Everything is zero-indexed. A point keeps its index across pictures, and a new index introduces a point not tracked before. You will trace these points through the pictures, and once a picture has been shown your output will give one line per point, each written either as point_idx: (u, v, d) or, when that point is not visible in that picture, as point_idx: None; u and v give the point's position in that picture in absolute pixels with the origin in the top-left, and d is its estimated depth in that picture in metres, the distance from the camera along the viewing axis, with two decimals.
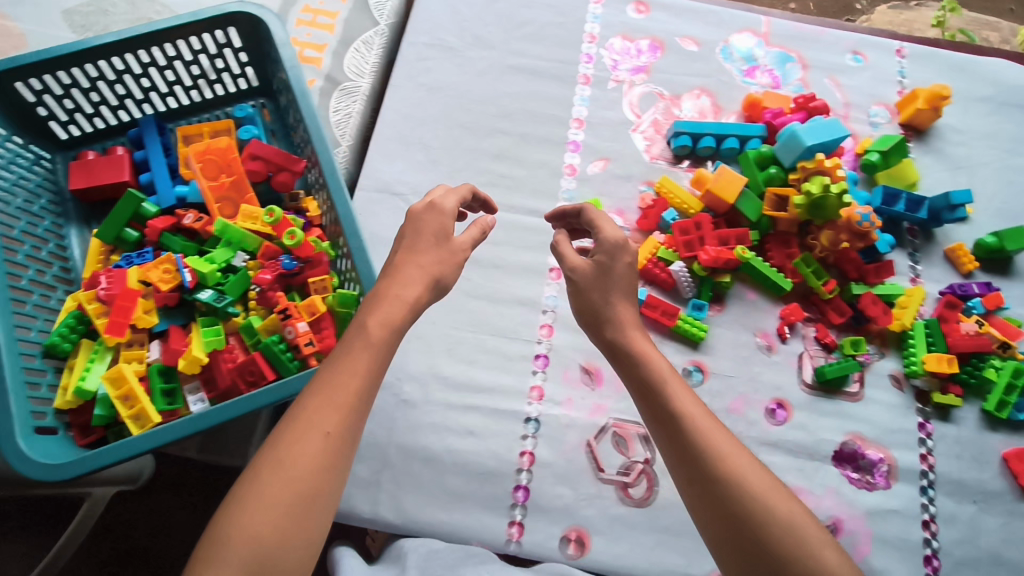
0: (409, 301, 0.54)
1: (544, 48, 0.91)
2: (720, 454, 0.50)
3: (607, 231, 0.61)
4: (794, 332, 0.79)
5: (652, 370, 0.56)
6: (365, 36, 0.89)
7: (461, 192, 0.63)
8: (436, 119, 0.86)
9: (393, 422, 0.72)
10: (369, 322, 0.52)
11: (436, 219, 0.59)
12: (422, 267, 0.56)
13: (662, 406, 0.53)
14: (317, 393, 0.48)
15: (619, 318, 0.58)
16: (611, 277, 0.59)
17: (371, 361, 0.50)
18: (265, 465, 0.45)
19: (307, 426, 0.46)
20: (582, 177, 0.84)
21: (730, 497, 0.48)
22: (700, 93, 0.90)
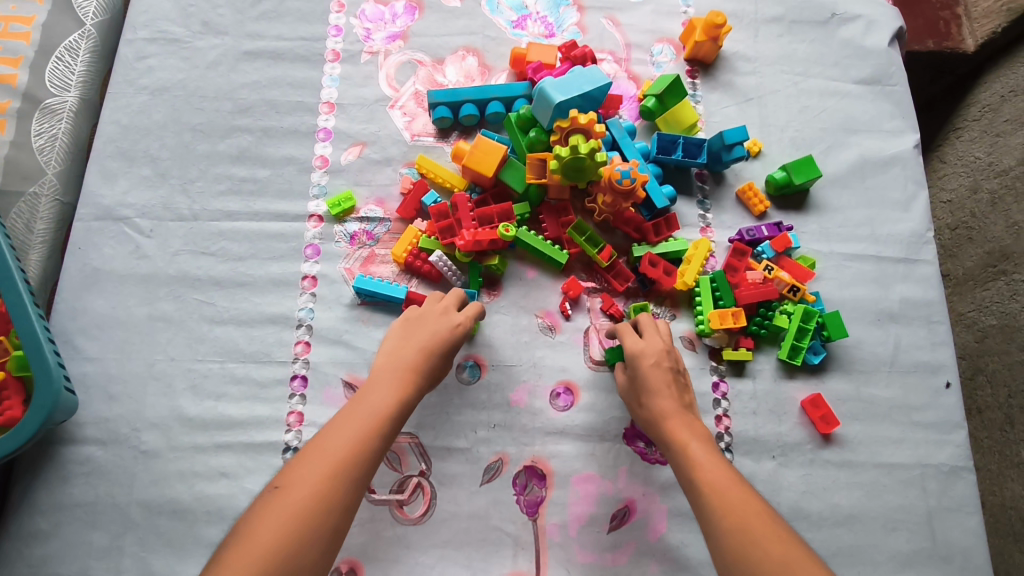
0: (415, 382, 0.60)
1: (285, 26, 0.81)
2: (710, 476, 0.54)
3: (637, 344, 0.64)
4: (578, 307, 0.72)
5: (653, 414, 0.61)
6: (68, 41, 0.77)
7: (474, 310, 0.66)
8: (162, 125, 0.76)
9: (131, 478, 0.64)
10: (380, 395, 0.57)
11: (438, 318, 0.64)
12: (423, 351, 0.61)
13: (677, 446, 0.58)
14: (309, 453, 0.52)
15: (647, 385, 0.61)
16: (639, 378, 0.62)
17: (372, 427, 0.55)
18: (258, 519, 0.48)
19: (304, 480, 0.50)
20: (335, 169, 0.75)
21: (725, 510, 0.51)
22: (465, 54, 0.81)
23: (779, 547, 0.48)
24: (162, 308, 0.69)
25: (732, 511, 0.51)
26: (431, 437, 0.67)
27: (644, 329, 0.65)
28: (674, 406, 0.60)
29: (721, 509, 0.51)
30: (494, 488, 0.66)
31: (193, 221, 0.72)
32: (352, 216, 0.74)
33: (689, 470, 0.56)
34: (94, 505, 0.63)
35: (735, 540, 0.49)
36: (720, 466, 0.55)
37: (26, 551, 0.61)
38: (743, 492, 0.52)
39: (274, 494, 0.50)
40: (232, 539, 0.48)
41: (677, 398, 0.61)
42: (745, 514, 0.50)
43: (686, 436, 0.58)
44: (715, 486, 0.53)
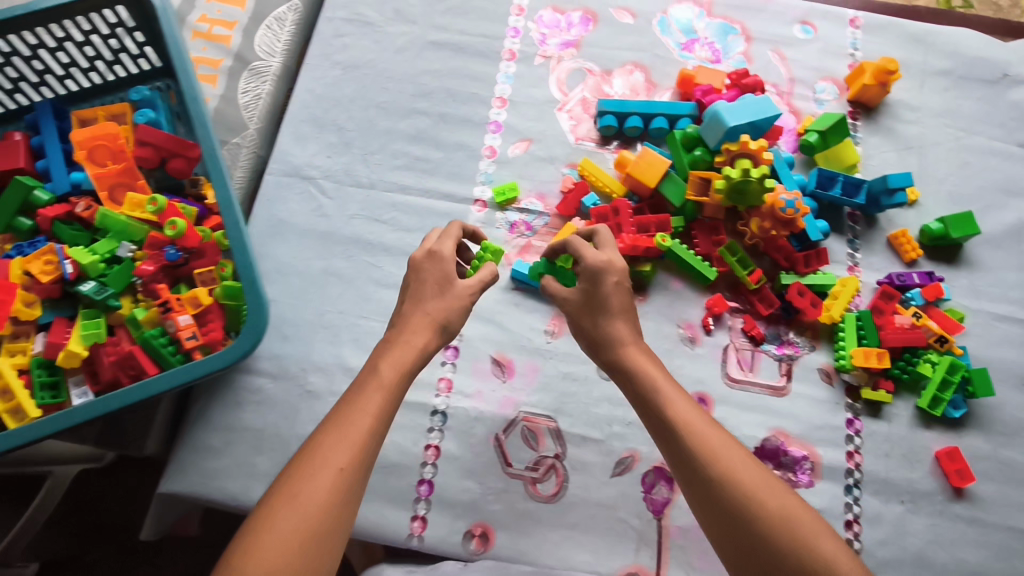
0: (420, 350, 0.56)
1: (468, 22, 0.86)
2: (684, 416, 0.53)
3: (591, 257, 0.61)
4: (720, 324, 0.75)
5: (606, 336, 0.59)
6: (278, 12, 0.84)
7: (454, 233, 0.64)
8: (351, 99, 0.82)
9: (296, 414, 0.70)
10: (388, 372, 0.54)
11: (438, 270, 0.61)
12: (427, 310, 0.58)
13: (640, 374, 0.57)
14: (299, 471, 0.47)
15: (609, 305, 0.59)
16: (596, 294, 0.60)
17: (382, 411, 0.52)
18: (249, 545, 0.44)
19: (306, 492, 0.46)
20: (502, 160, 0.80)
21: (709, 458, 0.50)
22: (633, 69, 0.84)
23: (771, 493, 0.48)
24: (336, 265, 0.75)
25: (714, 453, 0.51)
26: (568, 423, 0.71)
27: (602, 243, 0.63)
28: (629, 329, 0.59)
29: (705, 453, 0.51)
30: (623, 481, 0.69)
31: (371, 189, 0.78)
32: (513, 206, 0.78)
33: (665, 416, 0.54)
34: (262, 432, 0.70)
35: (722, 497, 0.49)
36: (692, 406, 0.54)
37: (203, 463, 0.68)
38: (722, 439, 0.52)
39: (272, 508, 0.45)
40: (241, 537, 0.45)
41: (631, 325, 0.60)
42: (751, 481, 0.49)
43: (645, 364, 0.57)
44: (709, 444, 0.51)
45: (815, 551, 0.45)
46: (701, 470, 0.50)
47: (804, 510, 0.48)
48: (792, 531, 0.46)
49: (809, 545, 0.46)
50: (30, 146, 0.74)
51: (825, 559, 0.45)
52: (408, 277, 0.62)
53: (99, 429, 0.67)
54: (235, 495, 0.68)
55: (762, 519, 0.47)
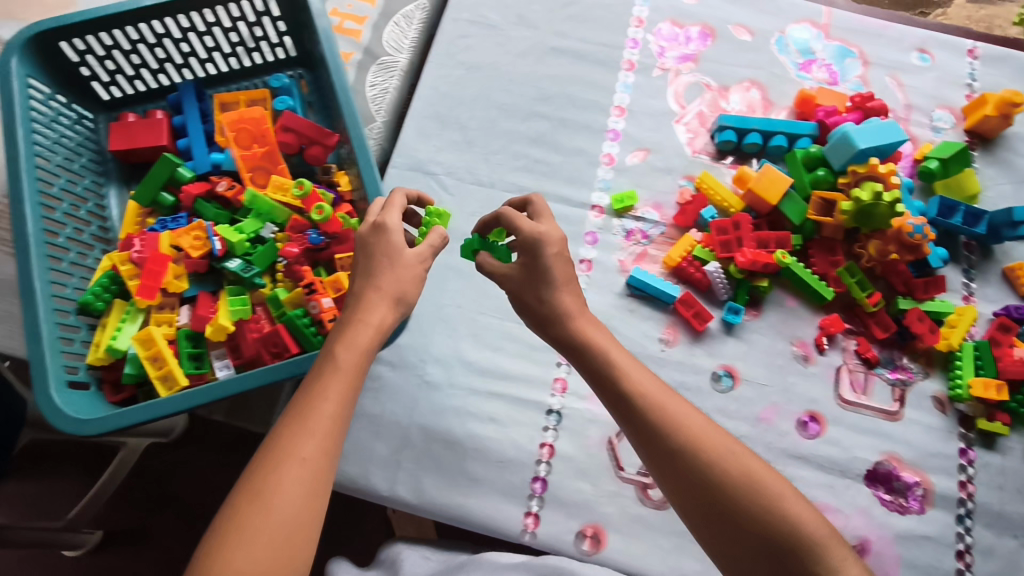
0: (379, 328, 0.51)
1: (589, 31, 0.87)
2: (644, 388, 0.51)
3: (526, 228, 0.55)
4: (833, 344, 0.75)
5: (557, 311, 0.55)
6: (407, 10, 0.87)
7: (396, 197, 0.56)
8: (474, 99, 0.83)
9: (415, 403, 0.72)
10: (345, 354, 0.49)
11: (385, 244, 0.53)
12: (366, 276, 0.52)
13: (595, 350, 0.53)
14: (265, 470, 0.44)
15: (555, 278, 0.54)
16: (538, 267, 0.55)
17: (347, 391, 0.48)
18: (222, 540, 0.42)
19: (278, 488, 0.43)
20: (620, 167, 0.81)
21: (686, 441, 0.49)
22: (750, 86, 0.85)
23: (741, 465, 0.48)
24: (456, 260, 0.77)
25: (688, 430, 0.49)
26: None
27: (539, 215, 0.58)
28: (578, 300, 0.55)
29: (675, 432, 0.49)
30: None
31: (491, 188, 0.80)
32: (630, 213, 0.79)
33: (632, 399, 0.51)
34: (380, 417, 0.71)
35: (699, 477, 0.48)
36: (656, 380, 0.52)
37: None
38: (692, 415, 0.50)
39: (243, 510, 0.43)
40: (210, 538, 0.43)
41: (579, 293, 0.55)
42: (725, 458, 0.48)
43: (601, 338, 0.54)
44: (681, 429, 0.49)
45: (790, 524, 0.46)
46: (677, 452, 0.49)
47: (775, 476, 0.48)
48: (767, 509, 0.46)
49: (786, 508, 0.47)
50: (172, 126, 0.77)
51: (794, 522, 0.46)
52: (357, 251, 0.55)
53: None
54: (354, 477, 0.69)
55: (740, 494, 0.47)
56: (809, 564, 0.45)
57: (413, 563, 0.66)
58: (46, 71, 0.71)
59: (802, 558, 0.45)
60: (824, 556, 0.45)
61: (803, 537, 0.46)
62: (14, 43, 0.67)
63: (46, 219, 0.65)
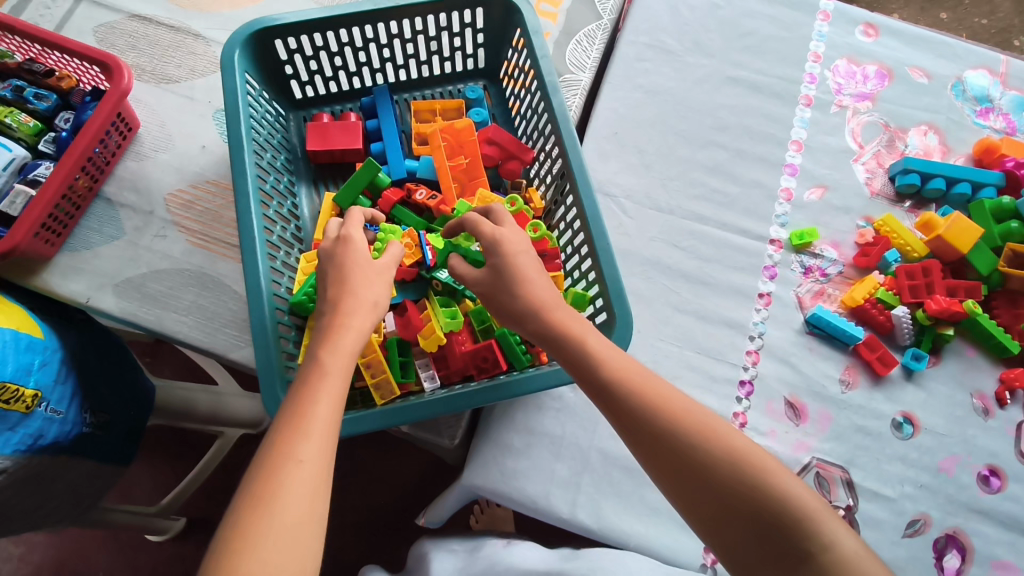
0: (360, 331, 0.49)
1: (765, 63, 0.88)
2: (625, 376, 0.49)
3: (487, 230, 0.55)
4: (1014, 398, 0.74)
5: (531, 305, 0.52)
6: (587, 29, 0.87)
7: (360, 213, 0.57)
8: (652, 123, 0.84)
9: (596, 427, 0.71)
10: (333, 351, 0.47)
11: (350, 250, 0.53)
12: (341, 280, 0.52)
13: (573, 347, 0.50)
14: (263, 472, 0.40)
15: (520, 272, 0.53)
16: (505, 267, 0.53)
17: (337, 385, 0.45)
18: (228, 554, 0.37)
19: (281, 489, 0.39)
20: (798, 203, 0.81)
21: (682, 446, 0.46)
22: (927, 130, 0.85)
23: (739, 459, 0.46)
24: (635, 284, 0.76)
25: (682, 428, 0.46)
26: (860, 475, 0.71)
27: (501, 220, 0.57)
28: (549, 293, 0.53)
29: (668, 434, 0.46)
30: (913, 544, 0.69)
31: (669, 214, 0.80)
32: (808, 250, 0.79)
33: (622, 403, 0.48)
34: (561, 438, 0.70)
35: (708, 481, 0.45)
36: (639, 369, 0.50)
37: (503, 460, 0.68)
38: (685, 410, 0.47)
39: (243, 519, 0.38)
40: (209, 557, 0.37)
41: (550, 287, 0.53)
42: (714, 454, 0.46)
43: (580, 330, 0.51)
44: (664, 429, 0.47)
45: (792, 504, 0.44)
46: (681, 459, 0.46)
47: (775, 463, 0.46)
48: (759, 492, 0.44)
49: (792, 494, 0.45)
50: (365, 129, 0.77)
51: (796, 503, 0.44)
52: (324, 265, 0.54)
53: None
54: (535, 498, 0.67)
55: (752, 493, 0.44)
56: (806, 541, 0.43)
57: (443, 561, 0.70)
58: (257, 68, 0.71)
59: (803, 538, 0.43)
60: (815, 531, 0.44)
61: (795, 511, 0.44)
62: (236, 38, 0.67)
63: (264, 216, 0.65)
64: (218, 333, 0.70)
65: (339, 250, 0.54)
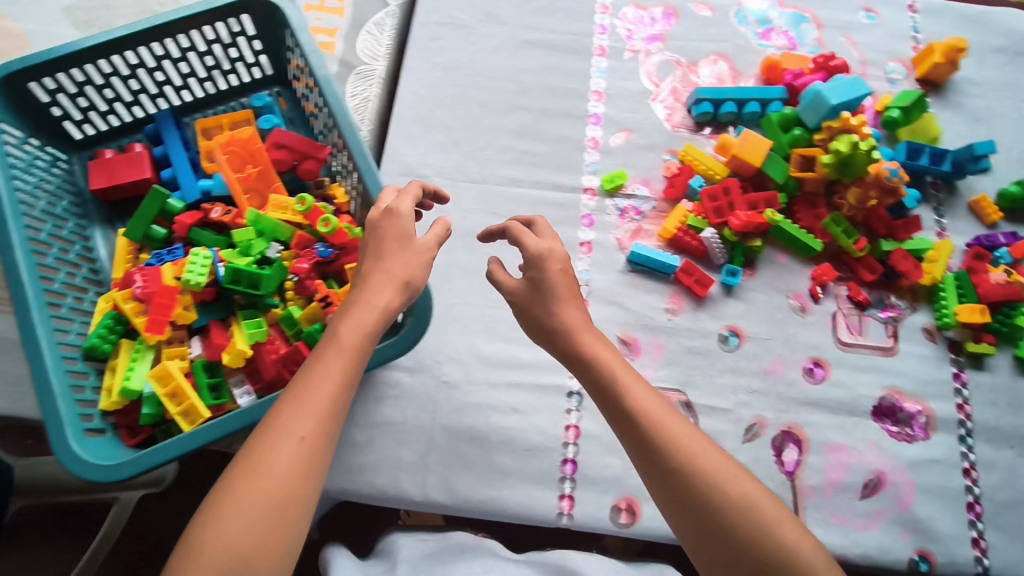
0: (382, 310, 0.51)
1: (556, 21, 0.90)
2: (636, 397, 0.51)
3: (530, 246, 0.58)
4: (826, 292, 0.79)
5: (563, 324, 0.56)
6: (376, 18, 0.87)
7: (415, 191, 0.59)
8: (454, 99, 0.85)
9: (437, 405, 0.72)
10: (340, 334, 0.50)
11: (394, 223, 0.55)
12: (374, 255, 0.54)
13: (593, 362, 0.54)
14: (262, 440, 0.45)
15: (554, 288, 0.57)
16: (546, 282, 0.57)
17: (348, 376, 0.48)
18: (218, 504, 0.43)
19: (276, 464, 0.44)
20: (605, 150, 0.83)
21: (679, 454, 0.49)
22: (717, 59, 0.89)
23: (738, 489, 0.47)
24: (458, 258, 0.78)
25: (682, 451, 0.49)
26: (696, 395, 0.74)
27: (541, 232, 0.61)
28: (581, 317, 0.57)
29: (670, 449, 0.49)
30: (754, 447, 0.73)
31: (483, 183, 0.81)
32: (621, 192, 0.81)
33: (626, 412, 0.51)
34: (404, 424, 0.71)
35: (694, 487, 0.47)
36: (656, 399, 0.52)
37: (347, 458, 0.69)
38: (688, 433, 0.50)
39: (237, 474, 0.44)
40: (210, 498, 0.44)
41: (582, 311, 0.57)
42: (710, 479, 0.48)
43: (599, 352, 0.55)
44: (665, 423, 0.50)
45: (777, 539, 0.46)
46: (671, 456, 0.49)
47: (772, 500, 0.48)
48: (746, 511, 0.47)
49: (773, 534, 0.46)
50: (153, 157, 0.75)
51: (780, 543, 0.46)
52: (366, 235, 0.57)
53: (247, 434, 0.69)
54: (385, 487, 0.68)
55: (736, 508, 0.46)
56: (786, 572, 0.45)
57: (409, 548, 0.66)
58: (16, 114, 0.67)
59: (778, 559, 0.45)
60: (792, 567, 0.45)
61: (775, 542, 0.46)
62: None
63: (39, 265, 0.62)
64: (25, 399, 0.69)
65: (381, 223, 0.56)
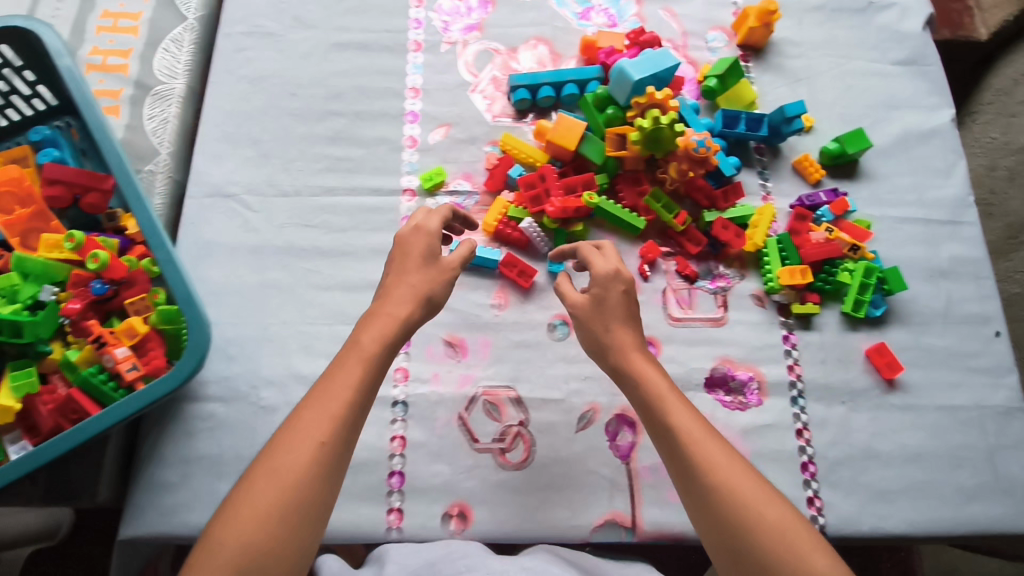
0: (395, 318, 0.58)
1: (368, 20, 0.87)
2: (670, 406, 0.56)
3: (598, 266, 0.63)
4: (655, 269, 0.78)
5: (619, 343, 0.60)
6: (174, 33, 0.83)
7: (444, 214, 0.67)
8: (262, 111, 0.82)
9: (255, 432, 0.69)
10: (359, 347, 0.55)
11: (419, 239, 0.63)
12: (398, 270, 0.62)
13: (639, 379, 0.58)
14: (281, 443, 0.50)
15: (609, 309, 0.61)
16: (607, 302, 0.62)
17: (358, 391, 0.53)
18: (233, 504, 0.47)
19: (298, 471, 0.48)
20: (424, 148, 0.81)
21: (710, 469, 0.51)
22: (537, 43, 0.87)
23: (776, 510, 0.49)
24: (273, 276, 0.75)
25: (717, 470, 0.51)
26: (527, 389, 0.73)
27: (606, 252, 0.65)
28: (633, 340, 0.61)
29: (704, 466, 0.52)
30: (588, 435, 0.72)
31: (297, 196, 0.78)
32: (442, 189, 0.79)
33: (662, 418, 0.56)
34: (221, 457, 0.68)
35: (716, 498, 0.50)
36: (695, 419, 0.55)
37: (160, 500, 0.67)
38: (725, 450, 0.53)
39: (256, 470, 0.49)
40: (230, 496, 0.48)
41: (635, 334, 0.61)
42: (742, 492, 0.50)
43: (649, 373, 0.58)
44: (692, 434, 0.54)
45: (806, 566, 0.46)
46: (695, 465, 0.52)
47: (801, 523, 0.49)
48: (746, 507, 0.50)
49: (802, 560, 0.47)
50: None
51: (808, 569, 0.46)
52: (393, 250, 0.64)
53: (45, 476, 0.66)
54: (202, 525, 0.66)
55: (761, 523, 0.48)
56: None
57: (397, 549, 0.64)
58: None
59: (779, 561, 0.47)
60: None
61: (793, 559, 0.47)
62: None
63: None
64: None
65: (410, 240, 0.64)
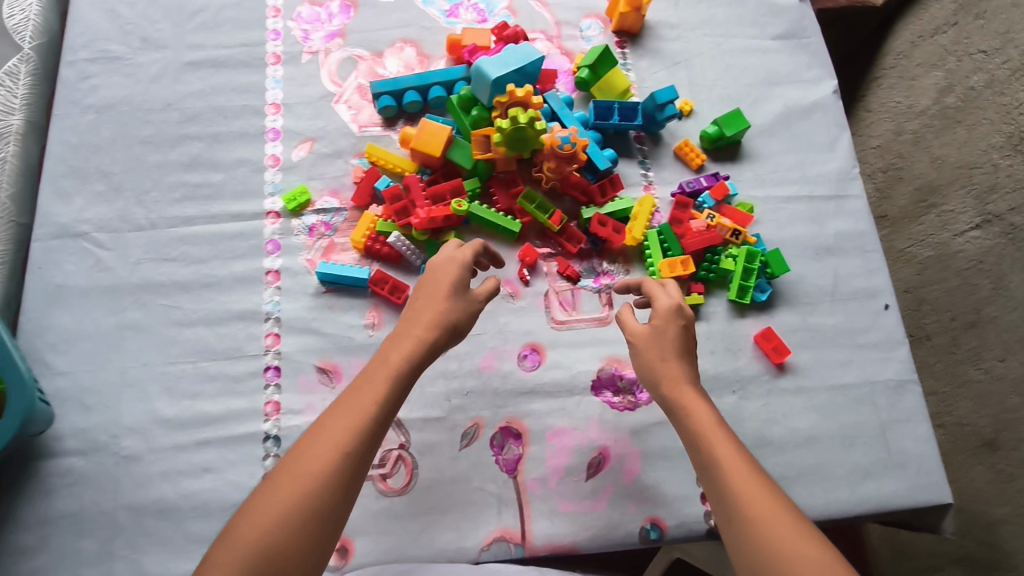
0: (420, 344, 0.56)
1: (223, 35, 0.83)
2: (718, 429, 0.53)
3: (663, 300, 0.61)
4: (536, 273, 0.76)
5: (671, 372, 0.58)
6: (8, 66, 0.77)
7: (477, 246, 0.65)
8: (111, 142, 0.77)
9: (117, 483, 0.65)
10: (390, 365, 0.54)
11: (450, 263, 0.62)
12: (434, 295, 0.60)
13: (687, 408, 0.55)
14: (304, 454, 0.48)
15: (670, 341, 0.59)
16: (668, 337, 0.60)
17: (378, 421, 0.51)
18: (253, 508, 0.46)
19: (312, 490, 0.47)
20: (287, 166, 0.77)
21: (750, 500, 0.49)
22: (403, 46, 0.84)
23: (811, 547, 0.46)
24: (131, 316, 0.71)
25: (754, 502, 0.48)
26: (406, 411, 0.70)
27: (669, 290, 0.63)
28: (688, 373, 0.58)
29: (741, 488, 0.49)
30: (473, 451, 0.69)
31: (153, 229, 0.74)
32: (308, 209, 0.76)
33: (699, 438, 0.53)
34: (81, 514, 0.64)
35: (748, 523, 0.48)
36: (742, 451, 0.52)
37: (16, 566, 0.62)
38: (768, 485, 0.50)
39: (279, 479, 0.47)
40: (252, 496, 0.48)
41: (687, 368, 0.59)
42: (773, 520, 0.47)
43: (697, 404, 0.56)
44: (736, 458, 0.51)
45: None
46: (733, 482, 0.50)
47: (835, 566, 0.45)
48: (777, 514, 0.47)
49: None
50: None
51: None
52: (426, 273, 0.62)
53: None
54: None
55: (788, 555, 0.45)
56: None
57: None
58: None
59: None
60: None
61: None
62: None
63: None
64: None
65: (443, 268, 0.62)
